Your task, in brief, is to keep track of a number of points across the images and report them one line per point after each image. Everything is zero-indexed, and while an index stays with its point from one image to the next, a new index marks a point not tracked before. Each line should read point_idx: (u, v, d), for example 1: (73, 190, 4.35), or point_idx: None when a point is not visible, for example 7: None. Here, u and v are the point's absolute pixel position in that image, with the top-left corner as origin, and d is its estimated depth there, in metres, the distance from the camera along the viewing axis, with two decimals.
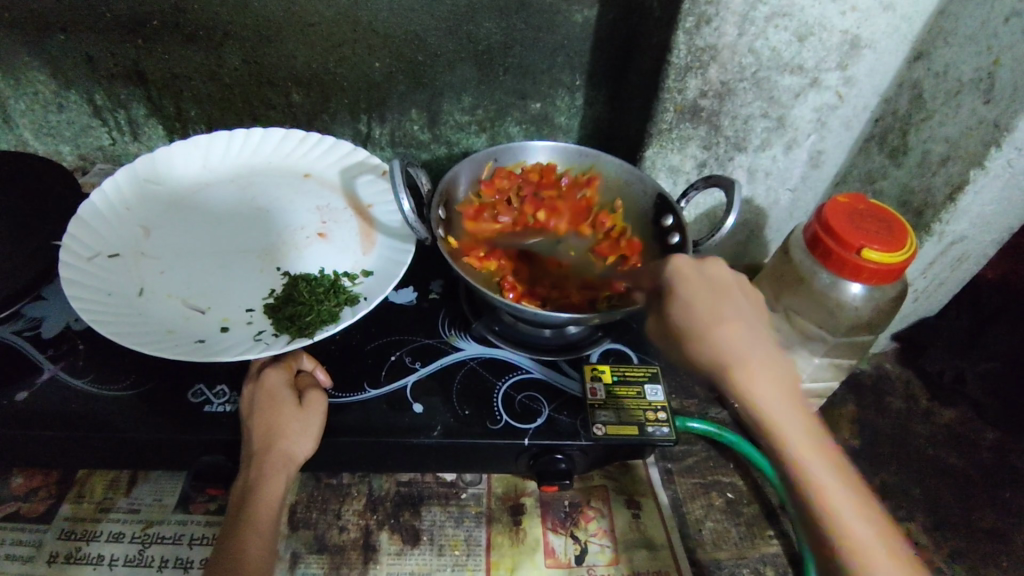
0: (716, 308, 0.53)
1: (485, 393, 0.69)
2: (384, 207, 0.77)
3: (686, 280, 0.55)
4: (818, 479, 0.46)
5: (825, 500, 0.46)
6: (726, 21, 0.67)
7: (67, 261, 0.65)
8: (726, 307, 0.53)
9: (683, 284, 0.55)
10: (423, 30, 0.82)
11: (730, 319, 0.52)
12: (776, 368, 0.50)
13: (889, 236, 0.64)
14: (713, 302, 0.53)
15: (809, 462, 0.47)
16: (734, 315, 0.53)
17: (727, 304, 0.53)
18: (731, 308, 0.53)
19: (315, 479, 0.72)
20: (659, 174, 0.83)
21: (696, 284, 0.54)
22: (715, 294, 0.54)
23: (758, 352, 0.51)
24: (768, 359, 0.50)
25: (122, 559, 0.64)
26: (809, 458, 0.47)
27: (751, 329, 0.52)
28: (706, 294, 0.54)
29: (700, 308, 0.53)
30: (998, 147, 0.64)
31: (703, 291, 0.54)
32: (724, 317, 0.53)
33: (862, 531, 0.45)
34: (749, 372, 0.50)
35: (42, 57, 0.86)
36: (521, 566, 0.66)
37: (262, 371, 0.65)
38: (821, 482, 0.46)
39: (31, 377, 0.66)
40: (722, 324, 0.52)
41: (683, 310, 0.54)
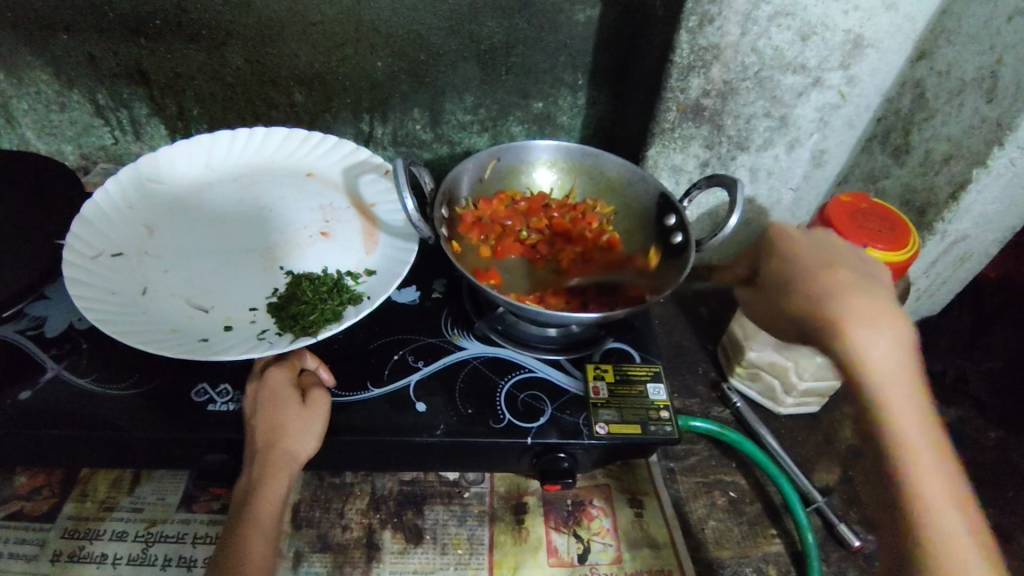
0: (833, 268, 0.52)
1: (488, 392, 0.69)
2: (387, 206, 0.77)
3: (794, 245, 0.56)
4: (913, 446, 0.44)
5: (918, 468, 0.43)
6: (729, 21, 0.67)
7: (71, 260, 0.65)
8: (839, 271, 0.51)
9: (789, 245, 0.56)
10: (426, 29, 0.82)
11: (843, 278, 0.50)
12: (898, 336, 0.46)
13: (892, 235, 0.64)
14: (823, 265, 0.52)
15: (904, 424, 0.44)
16: (855, 283, 0.49)
17: (840, 274, 0.51)
18: (838, 273, 0.51)
19: (319, 478, 0.71)
20: (662, 173, 0.83)
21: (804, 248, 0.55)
22: (826, 261, 0.53)
23: (874, 316, 0.47)
24: (889, 326, 0.46)
25: (126, 558, 0.64)
26: (907, 422, 0.44)
27: (869, 292, 0.48)
28: (822, 258, 0.53)
29: (812, 270, 0.52)
30: (1001, 146, 0.64)
31: (812, 252, 0.55)
32: (835, 281, 0.50)
33: (949, 511, 0.43)
34: (865, 330, 0.46)
35: (45, 56, 0.86)
36: (525, 565, 0.66)
37: (266, 370, 0.65)
38: (917, 451, 0.44)
39: (35, 375, 0.66)
40: (836, 284, 0.50)
41: (793, 268, 0.53)
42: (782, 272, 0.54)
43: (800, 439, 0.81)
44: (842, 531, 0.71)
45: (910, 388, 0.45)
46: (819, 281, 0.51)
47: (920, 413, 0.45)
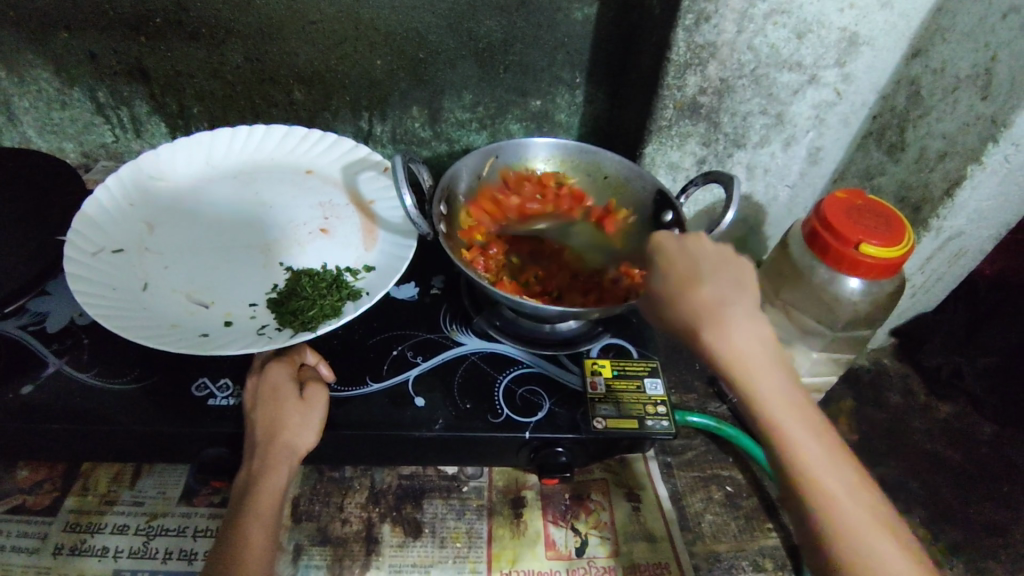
0: (694, 278, 0.51)
1: (487, 387, 0.69)
2: (386, 203, 0.78)
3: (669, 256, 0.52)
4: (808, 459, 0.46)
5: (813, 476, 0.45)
6: (726, 18, 0.68)
7: (72, 256, 0.66)
8: (716, 277, 0.50)
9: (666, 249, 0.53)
10: (425, 27, 0.83)
11: (714, 287, 0.50)
12: (768, 341, 0.48)
13: (886, 230, 0.64)
14: (684, 273, 0.51)
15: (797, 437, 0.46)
16: (722, 289, 0.50)
17: (703, 282, 0.50)
18: (713, 278, 0.50)
19: (319, 472, 0.72)
20: (659, 170, 0.84)
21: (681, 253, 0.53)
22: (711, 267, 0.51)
23: (742, 317, 0.49)
24: (760, 337, 0.48)
25: (127, 551, 0.65)
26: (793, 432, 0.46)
27: (736, 297, 0.50)
28: (714, 262, 0.52)
29: (681, 275, 0.51)
30: (996, 142, 0.65)
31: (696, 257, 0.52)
32: (704, 293, 0.50)
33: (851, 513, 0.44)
34: (741, 344, 0.47)
35: (46, 55, 0.87)
36: (523, 558, 0.67)
37: (265, 365, 0.66)
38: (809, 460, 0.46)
39: (36, 370, 0.67)
40: (688, 294, 0.50)
41: (658, 279, 0.52)
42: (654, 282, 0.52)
43: None
44: None
45: (796, 400, 0.47)
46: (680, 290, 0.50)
47: (806, 424, 0.47)
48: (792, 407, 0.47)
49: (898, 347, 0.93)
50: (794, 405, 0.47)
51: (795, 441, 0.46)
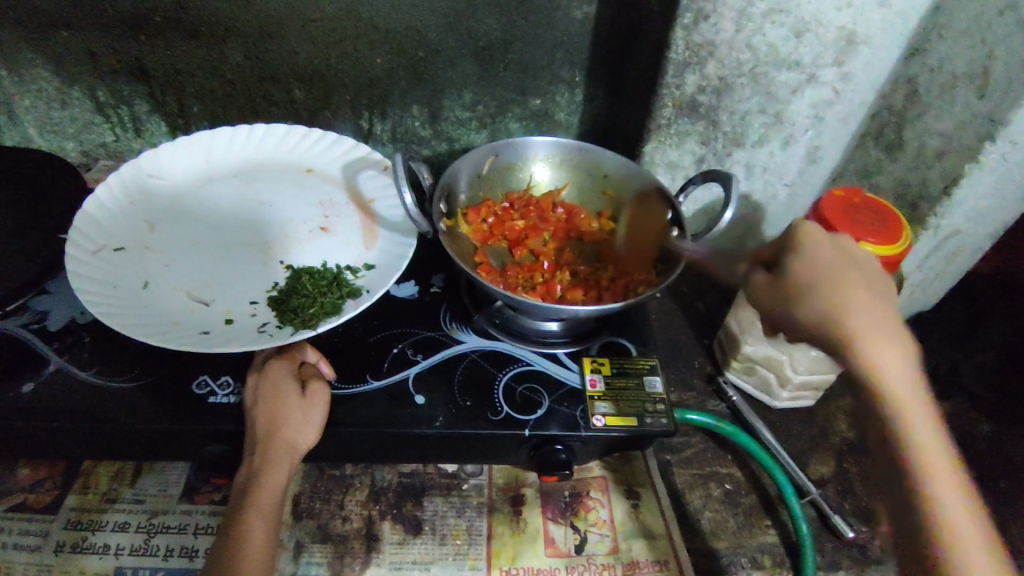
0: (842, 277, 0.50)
1: (486, 385, 0.69)
2: (386, 201, 0.78)
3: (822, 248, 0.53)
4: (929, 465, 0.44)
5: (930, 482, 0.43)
6: (724, 17, 0.68)
7: (73, 254, 0.66)
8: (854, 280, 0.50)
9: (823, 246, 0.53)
10: (424, 26, 0.83)
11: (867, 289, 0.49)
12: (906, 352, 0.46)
13: (883, 227, 0.65)
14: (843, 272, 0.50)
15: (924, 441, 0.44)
16: (863, 293, 0.49)
17: (855, 284, 0.49)
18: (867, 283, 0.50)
19: (319, 470, 0.72)
20: (658, 169, 0.84)
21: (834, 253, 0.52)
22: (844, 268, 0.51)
23: (882, 327, 0.47)
24: (902, 346, 0.46)
25: (128, 549, 0.65)
26: (921, 435, 0.44)
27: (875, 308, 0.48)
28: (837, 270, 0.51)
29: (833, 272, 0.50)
30: (993, 141, 0.65)
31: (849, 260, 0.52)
32: (842, 292, 0.49)
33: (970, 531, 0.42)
34: (880, 349, 0.46)
35: (47, 54, 0.87)
36: (523, 555, 0.67)
37: (267, 362, 0.66)
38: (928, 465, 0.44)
39: (37, 368, 0.67)
40: (849, 291, 0.49)
41: (805, 272, 0.52)
42: (792, 274, 0.52)
43: (795, 432, 0.81)
44: (836, 523, 0.72)
45: (920, 403, 0.45)
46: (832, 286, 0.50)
47: (933, 430, 0.45)
48: (925, 418, 0.45)
49: None
50: (930, 414, 0.45)
51: (919, 441, 0.44)
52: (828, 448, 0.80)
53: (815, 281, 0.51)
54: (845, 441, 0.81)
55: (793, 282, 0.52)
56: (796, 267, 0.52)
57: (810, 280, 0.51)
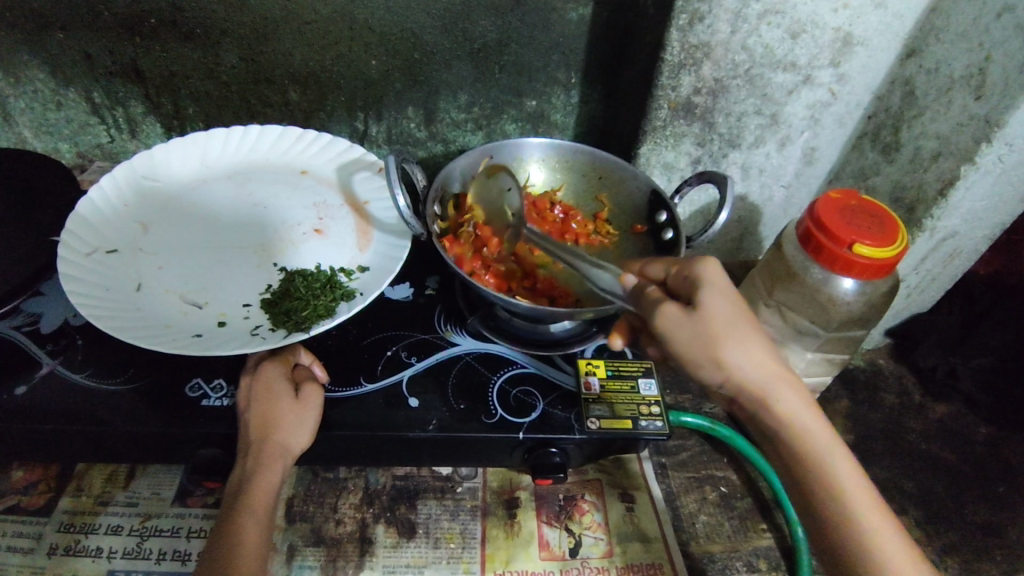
0: (734, 331, 0.49)
1: (481, 387, 0.69)
2: (380, 203, 0.78)
3: (714, 287, 0.51)
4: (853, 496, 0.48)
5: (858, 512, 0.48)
6: (720, 18, 0.68)
7: (66, 257, 0.66)
8: (744, 329, 0.49)
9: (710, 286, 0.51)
10: (419, 27, 0.83)
11: (751, 337, 0.50)
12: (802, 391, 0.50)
13: (879, 230, 0.64)
14: (716, 321, 0.49)
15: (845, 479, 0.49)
16: (743, 342, 0.49)
17: (734, 338, 0.49)
18: (739, 331, 0.49)
19: (313, 473, 0.72)
20: (654, 170, 0.84)
21: (727, 292, 0.51)
22: (734, 315, 0.50)
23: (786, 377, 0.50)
24: (797, 391, 0.50)
25: (121, 552, 0.65)
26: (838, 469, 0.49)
27: (755, 356, 0.49)
28: (730, 314, 0.50)
29: (721, 320, 0.50)
30: (989, 143, 0.65)
31: (734, 300, 0.51)
32: (729, 355, 0.49)
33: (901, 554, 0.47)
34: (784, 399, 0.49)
35: (41, 55, 0.87)
36: (517, 559, 0.67)
37: (260, 364, 0.66)
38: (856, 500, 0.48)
39: (30, 370, 0.67)
40: (730, 345, 0.49)
41: (681, 327, 0.50)
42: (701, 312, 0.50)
43: None
44: None
45: (829, 438, 0.50)
46: (719, 337, 0.49)
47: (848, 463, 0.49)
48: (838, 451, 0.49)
49: (894, 348, 0.93)
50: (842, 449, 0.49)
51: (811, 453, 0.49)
52: None
53: (694, 335, 0.50)
54: None
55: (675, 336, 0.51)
56: (670, 323, 0.51)
57: (685, 334, 0.50)
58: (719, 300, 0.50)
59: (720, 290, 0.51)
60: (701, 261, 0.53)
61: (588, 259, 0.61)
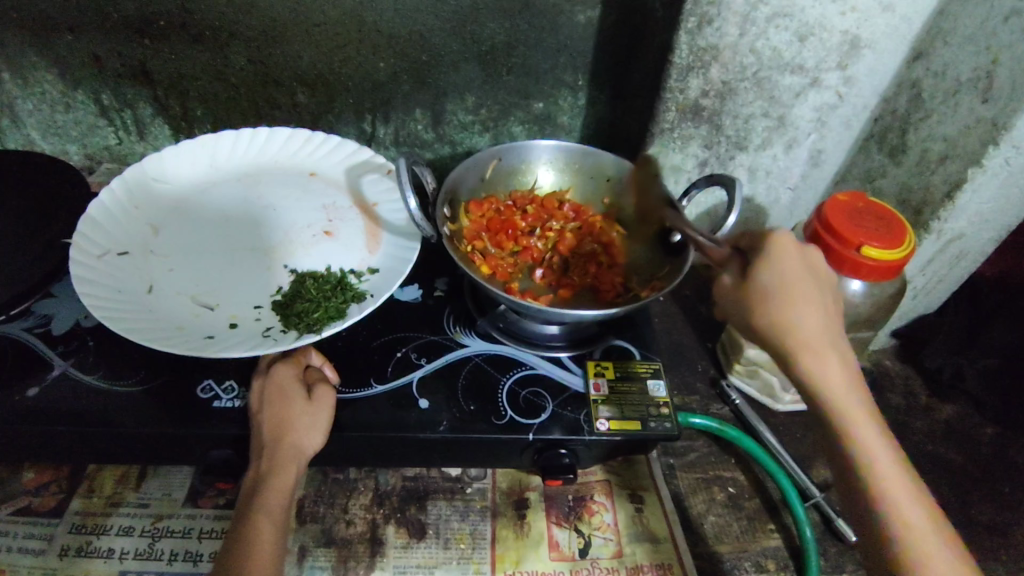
0: (789, 296, 0.50)
1: (491, 389, 0.70)
2: (390, 205, 0.78)
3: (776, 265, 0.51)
4: (884, 475, 0.48)
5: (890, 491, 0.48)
6: (728, 22, 0.68)
7: (78, 259, 0.66)
8: (805, 293, 0.51)
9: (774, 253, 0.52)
10: (428, 30, 0.83)
11: (806, 304, 0.51)
12: (846, 364, 0.51)
13: (887, 232, 0.65)
14: (768, 293, 0.51)
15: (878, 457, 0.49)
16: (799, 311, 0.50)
17: (787, 304, 0.50)
18: (795, 296, 0.50)
19: (323, 473, 0.72)
20: (661, 173, 0.84)
21: (791, 261, 0.51)
22: (796, 281, 0.51)
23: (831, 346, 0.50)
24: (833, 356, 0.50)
25: (132, 552, 0.65)
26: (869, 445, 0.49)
27: (805, 324, 0.50)
28: (784, 280, 0.51)
29: (771, 286, 0.51)
30: (996, 145, 0.65)
31: (795, 268, 0.51)
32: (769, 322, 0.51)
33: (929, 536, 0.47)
34: (814, 363, 0.50)
35: (50, 57, 0.87)
36: (527, 559, 0.67)
37: (272, 366, 0.66)
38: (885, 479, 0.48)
39: (42, 372, 0.67)
40: (772, 311, 0.50)
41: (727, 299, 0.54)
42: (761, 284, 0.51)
43: (799, 436, 0.81)
44: (840, 526, 0.72)
45: (864, 413, 0.50)
46: (771, 305, 0.50)
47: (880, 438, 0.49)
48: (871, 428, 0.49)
49: (899, 349, 0.93)
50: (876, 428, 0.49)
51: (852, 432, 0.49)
52: None
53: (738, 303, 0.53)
54: None
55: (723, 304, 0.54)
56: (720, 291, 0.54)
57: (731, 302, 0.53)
58: (774, 272, 0.51)
59: (783, 258, 0.52)
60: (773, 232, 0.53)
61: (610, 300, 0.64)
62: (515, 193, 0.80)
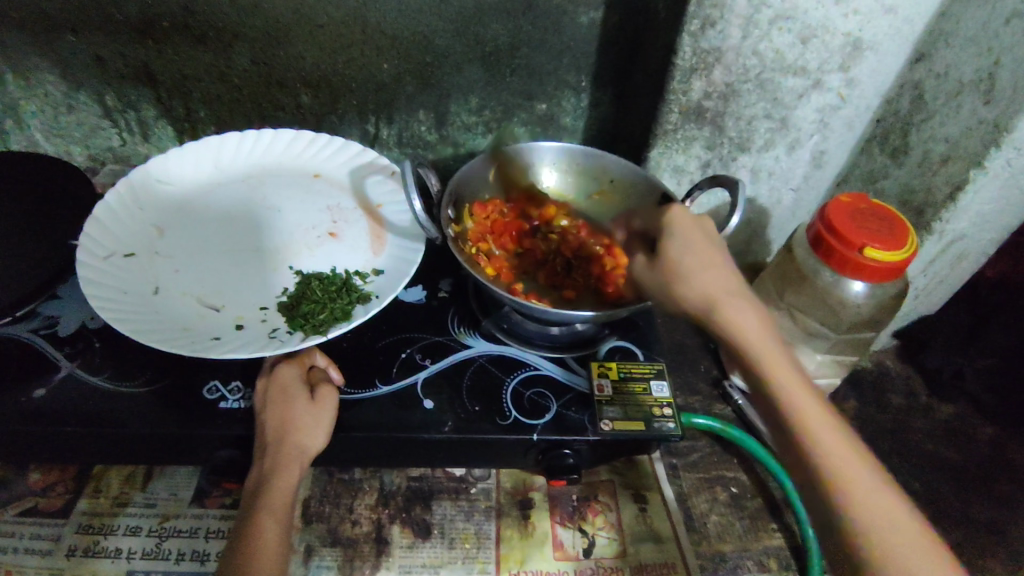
0: (692, 263, 0.55)
1: (495, 389, 0.70)
2: (394, 206, 0.78)
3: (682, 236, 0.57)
4: (810, 416, 0.49)
5: (815, 433, 0.48)
6: (731, 24, 0.68)
7: (84, 261, 0.66)
8: (709, 258, 0.55)
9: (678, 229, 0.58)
10: (431, 31, 0.83)
11: (709, 266, 0.55)
12: (760, 313, 0.53)
13: (890, 233, 0.65)
14: (676, 261, 0.56)
15: (801, 400, 0.49)
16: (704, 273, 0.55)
17: (689, 268, 0.55)
18: (699, 260, 0.56)
19: (328, 474, 0.73)
20: (664, 174, 0.85)
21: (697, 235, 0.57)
22: (696, 251, 0.56)
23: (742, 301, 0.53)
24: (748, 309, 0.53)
25: (139, 552, 0.65)
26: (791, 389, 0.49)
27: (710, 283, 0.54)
28: (687, 250, 0.57)
29: (680, 254, 0.56)
30: (998, 147, 0.65)
31: (699, 240, 0.57)
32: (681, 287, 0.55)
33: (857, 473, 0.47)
34: (731, 313, 0.52)
35: (54, 59, 0.87)
36: (531, 558, 0.67)
37: (277, 367, 0.67)
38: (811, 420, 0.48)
39: (48, 374, 0.67)
40: (684, 276, 0.55)
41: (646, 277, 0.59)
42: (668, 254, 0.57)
43: None
44: None
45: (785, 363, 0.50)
46: (678, 271, 0.56)
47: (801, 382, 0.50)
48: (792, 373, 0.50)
49: (900, 348, 0.94)
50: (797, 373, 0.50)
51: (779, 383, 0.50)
52: None
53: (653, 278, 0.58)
54: None
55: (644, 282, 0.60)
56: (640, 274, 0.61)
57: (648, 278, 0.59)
58: (682, 242, 0.57)
59: (689, 233, 0.58)
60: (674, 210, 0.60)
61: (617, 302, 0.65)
62: (514, 198, 0.81)
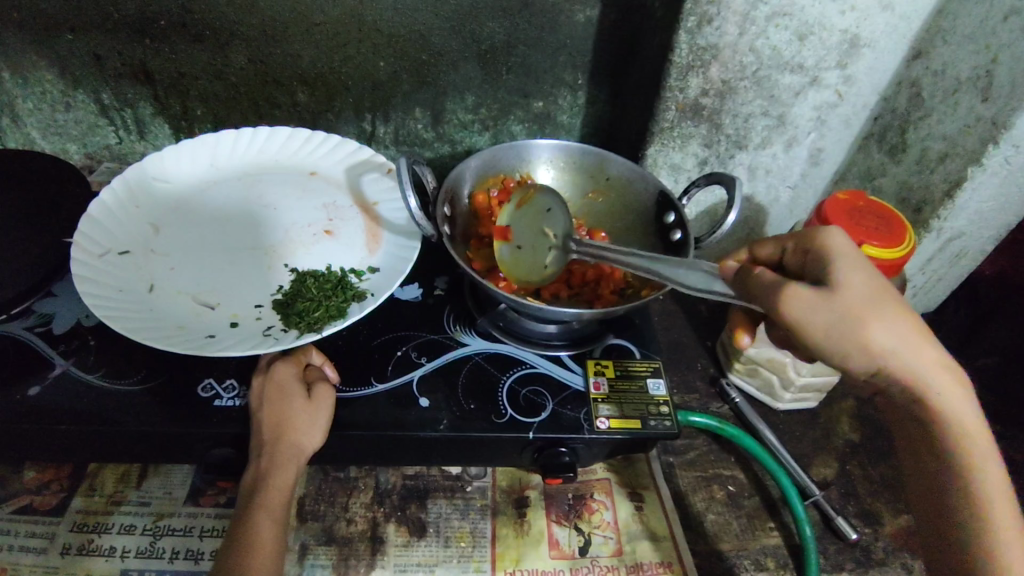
0: (871, 304, 0.44)
1: (491, 388, 0.70)
2: (390, 204, 0.78)
3: (847, 264, 0.46)
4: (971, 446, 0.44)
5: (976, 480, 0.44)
6: (728, 21, 0.68)
7: (79, 258, 0.66)
8: (883, 307, 0.44)
9: (838, 257, 0.47)
10: (427, 29, 0.83)
11: (890, 306, 0.45)
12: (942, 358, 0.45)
13: (887, 231, 0.64)
14: (854, 298, 0.45)
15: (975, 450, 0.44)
16: (892, 316, 0.44)
17: (878, 314, 0.44)
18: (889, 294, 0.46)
19: (323, 472, 0.73)
20: (661, 171, 0.84)
21: (857, 268, 0.46)
22: (874, 291, 0.45)
23: (927, 355, 0.44)
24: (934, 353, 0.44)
25: (134, 551, 0.65)
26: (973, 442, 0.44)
27: (902, 338, 0.44)
28: (866, 285, 0.45)
29: (855, 292, 0.45)
30: (996, 144, 0.65)
31: (864, 272, 0.46)
32: (876, 329, 0.44)
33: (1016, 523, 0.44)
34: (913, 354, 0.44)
35: (50, 56, 0.87)
36: (526, 557, 0.67)
37: (272, 365, 0.66)
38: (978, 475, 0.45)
39: (43, 371, 0.67)
40: (864, 320, 0.44)
41: (816, 310, 0.45)
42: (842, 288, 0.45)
43: (798, 434, 0.82)
44: (839, 524, 0.72)
45: (960, 399, 0.44)
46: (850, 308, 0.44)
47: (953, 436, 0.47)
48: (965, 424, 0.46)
49: None
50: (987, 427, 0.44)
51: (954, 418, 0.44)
52: (831, 450, 0.81)
53: (832, 316, 0.44)
54: (848, 443, 0.81)
55: (807, 321, 0.45)
56: (801, 303, 0.45)
57: (822, 317, 0.45)
58: (848, 276, 0.46)
59: (846, 263, 0.46)
60: (825, 232, 0.49)
61: (603, 313, 0.63)
62: (507, 186, 0.79)
